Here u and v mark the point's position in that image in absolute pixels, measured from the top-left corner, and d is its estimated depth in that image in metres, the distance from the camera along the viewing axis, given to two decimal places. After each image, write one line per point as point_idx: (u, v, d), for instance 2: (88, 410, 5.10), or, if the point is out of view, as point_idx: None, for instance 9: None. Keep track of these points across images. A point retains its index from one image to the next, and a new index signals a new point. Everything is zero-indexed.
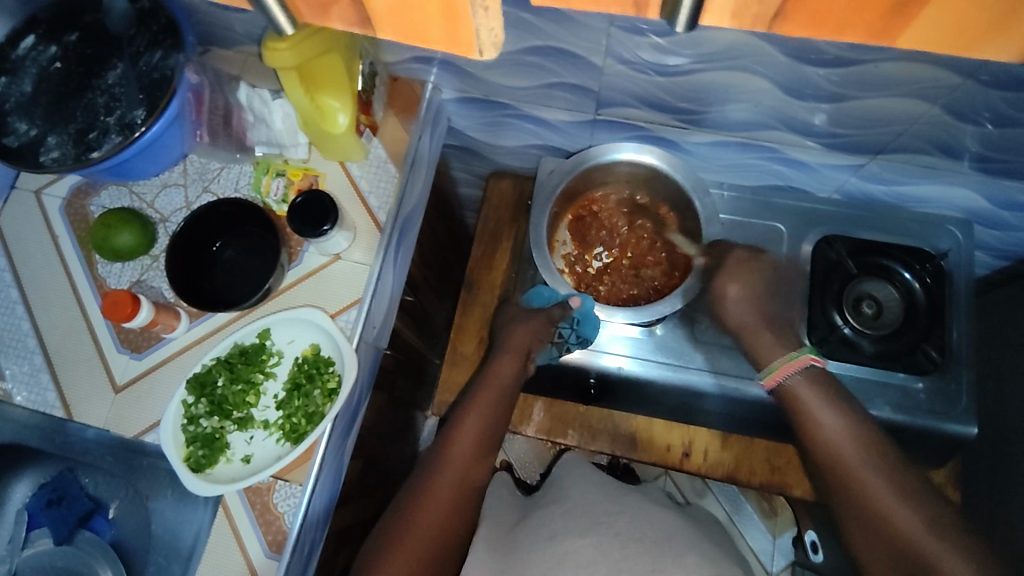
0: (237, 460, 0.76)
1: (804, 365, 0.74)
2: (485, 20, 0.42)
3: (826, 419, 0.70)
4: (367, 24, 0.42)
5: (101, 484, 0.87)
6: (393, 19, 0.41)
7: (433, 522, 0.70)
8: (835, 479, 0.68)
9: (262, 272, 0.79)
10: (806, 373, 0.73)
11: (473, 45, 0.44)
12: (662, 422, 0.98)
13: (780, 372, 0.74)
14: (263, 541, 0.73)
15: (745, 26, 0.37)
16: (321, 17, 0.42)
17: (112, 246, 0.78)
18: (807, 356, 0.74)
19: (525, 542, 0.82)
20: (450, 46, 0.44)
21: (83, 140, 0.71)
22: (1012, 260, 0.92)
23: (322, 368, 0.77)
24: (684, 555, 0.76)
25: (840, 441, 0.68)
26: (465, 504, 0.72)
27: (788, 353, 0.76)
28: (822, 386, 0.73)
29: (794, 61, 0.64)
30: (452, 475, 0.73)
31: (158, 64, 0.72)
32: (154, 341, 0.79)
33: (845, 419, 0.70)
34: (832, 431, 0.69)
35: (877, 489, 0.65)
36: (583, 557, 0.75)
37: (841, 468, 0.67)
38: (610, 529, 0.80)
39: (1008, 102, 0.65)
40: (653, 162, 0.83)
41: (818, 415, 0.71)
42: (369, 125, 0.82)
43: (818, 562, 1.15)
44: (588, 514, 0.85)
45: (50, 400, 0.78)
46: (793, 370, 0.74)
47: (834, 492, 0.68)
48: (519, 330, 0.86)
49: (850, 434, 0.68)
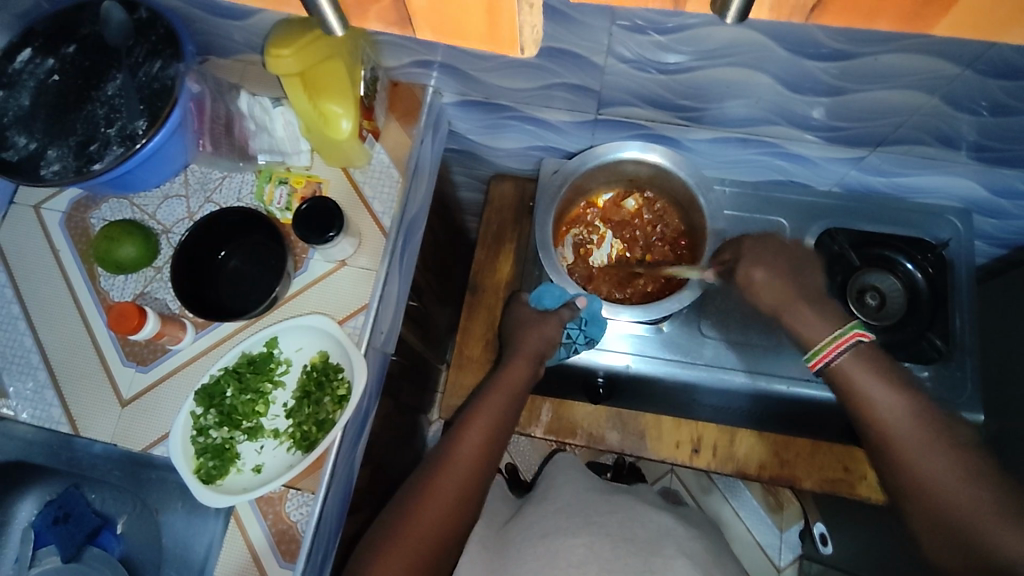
0: (247, 469, 0.75)
1: (850, 342, 0.68)
2: (531, 19, 0.38)
3: (909, 435, 0.64)
4: (406, 23, 0.39)
5: (108, 501, 0.87)
6: (430, 14, 0.38)
7: (436, 520, 0.69)
8: (920, 503, 0.62)
9: (268, 281, 0.79)
10: (853, 349, 0.68)
11: (515, 43, 0.40)
12: (671, 418, 0.97)
13: (826, 354, 0.69)
14: (275, 551, 0.73)
15: (782, 17, 0.34)
16: (357, 18, 0.39)
17: (114, 258, 0.77)
18: (854, 333, 0.69)
19: (517, 540, 0.82)
20: (491, 45, 0.40)
21: (84, 153, 0.70)
22: (1011, 248, 0.94)
23: (331, 376, 0.76)
24: (675, 556, 0.78)
25: (927, 460, 0.62)
26: (468, 504, 0.72)
27: (832, 333, 0.70)
28: (869, 358, 0.68)
29: (794, 56, 0.65)
30: (457, 475, 0.72)
31: (159, 74, 0.72)
32: (160, 353, 0.78)
33: (934, 429, 0.63)
34: (907, 434, 0.64)
35: (972, 504, 0.59)
36: (574, 557, 0.75)
37: (929, 490, 0.61)
38: (600, 528, 0.81)
39: (1005, 90, 0.66)
40: (657, 160, 0.84)
41: (868, 391, 0.66)
42: (372, 130, 0.82)
43: (828, 554, 1.18)
44: (581, 513, 0.84)
45: (55, 415, 0.77)
46: (839, 350, 0.69)
47: (912, 517, 0.63)
48: (531, 332, 0.85)
49: (938, 444, 0.62)
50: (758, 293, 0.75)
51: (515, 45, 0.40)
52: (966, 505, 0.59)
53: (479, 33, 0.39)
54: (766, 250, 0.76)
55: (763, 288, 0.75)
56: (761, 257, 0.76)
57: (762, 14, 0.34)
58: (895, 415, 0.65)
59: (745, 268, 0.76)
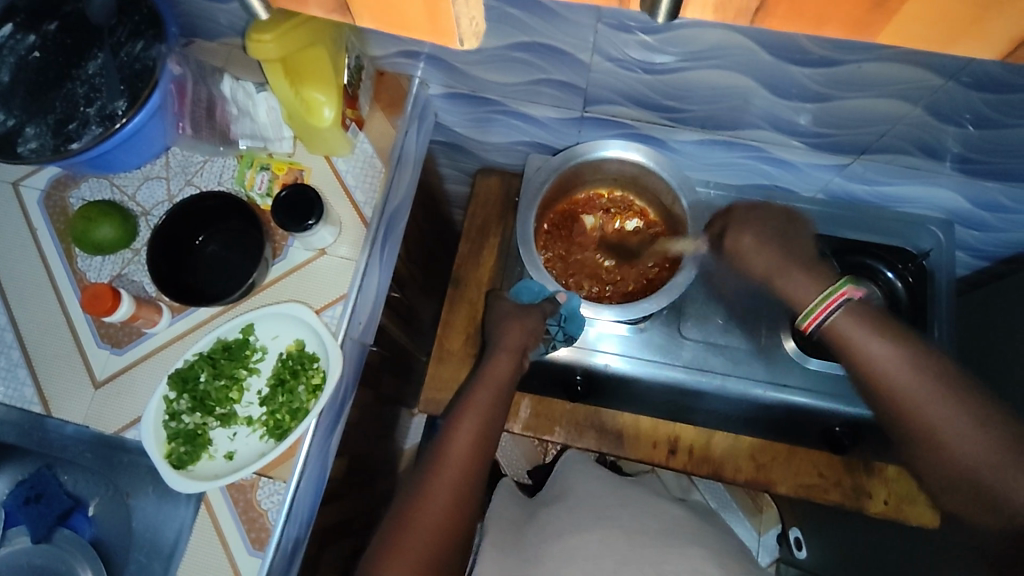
0: (219, 456, 0.75)
1: (842, 301, 0.60)
2: (468, 11, 0.40)
3: (938, 412, 0.55)
4: (346, 10, 0.41)
5: (81, 483, 0.86)
6: (374, 4, 0.40)
7: (433, 526, 0.66)
8: (961, 483, 0.54)
9: (245, 266, 0.78)
10: (845, 309, 0.60)
11: (454, 36, 0.43)
12: (649, 419, 0.97)
13: (818, 314, 0.61)
14: (246, 538, 0.72)
15: (727, 20, 0.36)
16: (296, 2, 0.41)
17: (91, 239, 0.76)
18: (844, 290, 0.61)
19: (531, 542, 0.75)
20: (432, 35, 0.42)
21: (62, 131, 0.69)
22: (992, 261, 0.94)
23: (307, 364, 0.76)
24: (688, 545, 0.68)
25: (968, 446, 0.53)
26: (464, 508, 0.68)
27: (823, 289, 0.62)
28: (868, 319, 0.59)
29: (779, 61, 0.64)
30: (450, 477, 0.69)
31: (140, 54, 0.71)
32: (136, 336, 0.78)
33: (950, 394, 0.55)
34: (921, 403, 0.55)
35: (1003, 470, 0.52)
36: (589, 552, 0.67)
37: (969, 474, 0.54)
38: (611, 522, 0.73)
39: (988, 104, 0.66)
40: (639, 159, 0.84)
41: (870, 356, 0.58)
42: (355, 119, 0.81)
43: (801, 559, 1.21)
44: (585, 511, 0.77)
45: (28, 395, 0.77)
46: (832, 307, 0.60)
47: (954, 497, 0.56)
48: (514, 326, 0.83)
49: (954, 407, 0.54)
50: (748, 261, 0.69)
51: (454, 35, 0.42)
52: (997, 472, 0.52)
53: (420, 22, 0.41)
54: (754, 214, 0.70)
55: (752, 255, 0.68)
56: (749, 222, 0.69)
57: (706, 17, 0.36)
58: (918, 389, 0.55)
59: (733, 236, 0.70)
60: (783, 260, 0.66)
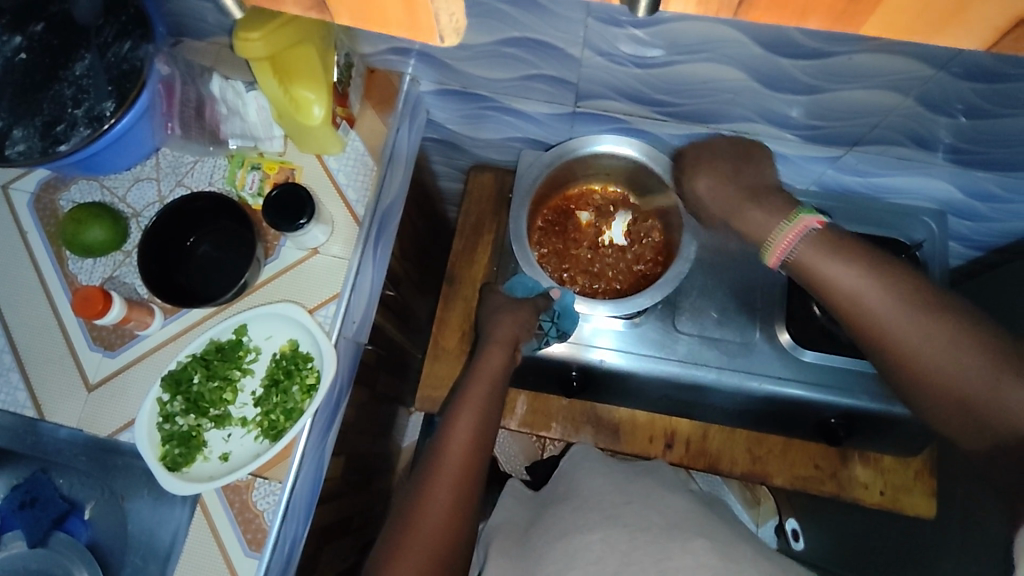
0: (214, 457, 0.75)
1: (804, 232, 0.57)
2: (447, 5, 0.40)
3: (926, 337, 0.52)
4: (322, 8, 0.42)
5: (77, 486, 0.86)
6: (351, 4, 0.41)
7: (435, 526, 0.66)
8: (943, 400, 0.52)
9: (238, 266, 0.78)
10: (809, 238, 0.57)
11: (433, 31, 0.43)
12: (646, 414, 1.00)
13: (780, 248, 0.58)
14: (242, 539, 0.72)
15: (712, 10, 0.37)
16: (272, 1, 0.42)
17: (82, 241, 0.76)
18: (804, 219, 0.58)
19: (536, 546, 0.74)
20: (410, 31, 0.43)
21: (49, 133, 0.69)
22: (984, 251, 0.95)
23: (300, 364, 0.76)
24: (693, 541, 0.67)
25: (947, 360, 0.51)
26: (465, 506, 0.68)
27: (784, 220, 0.59)
28: (835, 245, 0.56)
29: (769, 53, 0.64)
30: (449, 476, 0.68)
31: (128, 55, 0.70)
32: (128, 338, 0.78)
33: (927, 310, 0.52)
34: (898, 325, 0.52)
35: (985, 379, 0.50)
36: (592, 554, 0.66)
37: (951, 389, 0.51)
38: (615, 519, 0.71)
39: (979, 93, 0.65)
40: (631, 154, 0.83)
41: (841, 283, 0.54)
42: (346, 117, 0.80)
43: (798, 550, 1.21)
44: (589, 504, 0.76)
45: (21, 399, 0.77)
46: (791, 242, 0.57)
47: (936, 413, 0.54)
48: (506, 321, 0.83)
49: (932, 323, 0.52)
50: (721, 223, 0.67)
51: (434, 34, 0.43)
52: (976, 381, 0.50)
53: (398, 18, 0.41)
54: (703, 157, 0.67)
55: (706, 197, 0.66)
56: (701, 163, 0.67)
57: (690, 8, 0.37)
58: (902, 316, 0.52)
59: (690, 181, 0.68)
60: (739, 196, 0.63)
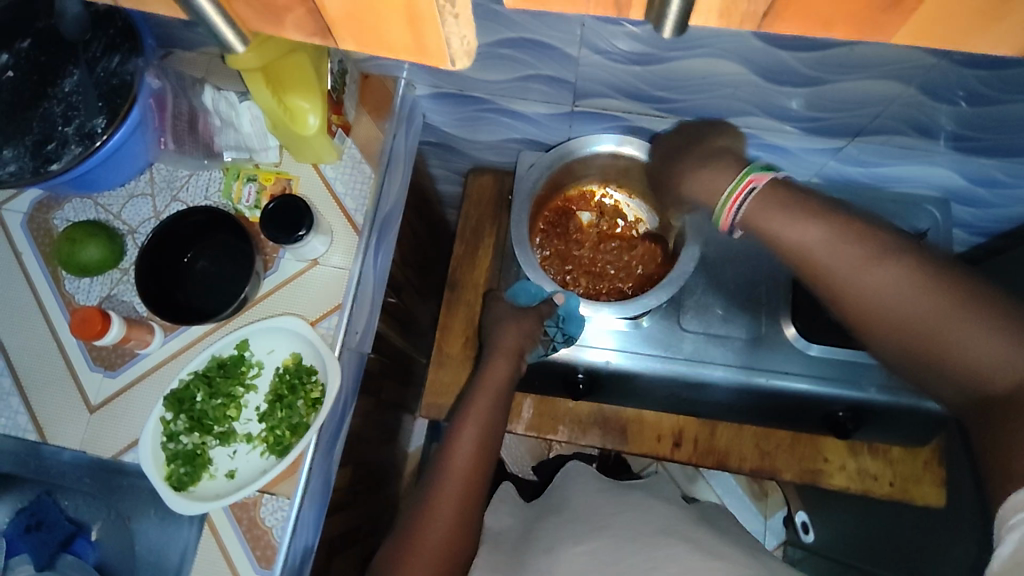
0: (220, 475, 0.73)
1: (748, 191, 0.58)
2: (458, 28, 0.39)
3: (880, 281, 0.51)
4: (326, 33, 0.39)
5: (82, 506, 0.85)
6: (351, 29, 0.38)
7: (438, 538, 0.65)
8: (901, 346, 0.51)
9: (236, 280, 0.77)
10: (754, 195, 0.58)
11: (442, 54, 0.41)
12: (652, 414, 1.00)
13: (729, 209, 0.59)
14: (252, 557, 0.71)
15: (733, 24, 0.34)
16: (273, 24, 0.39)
17: (78, 261, 0.75)
18: (749, 178, 0.59)
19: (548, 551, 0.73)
20: (419, 55, 0.41)
21: (40, 152, 0.66)
22: (989, 236, 0.94)
23: (304, 378, 0.75)
24: (708, 544, 0.66)
25: (899, 304, 0.50)
26: (469, 515, 0.67)
27: (732, 182, 0.60)
28: (787, 201, 0.56)
29: (769, 46, 0.63)
30: (453, 487, 0.67)
31: (117, 69, 0.68)
32: (129, 357, 0.77)
33: (879, 256, 0.52)
34: (848, 272, 0.52)
35: (938, 321, 0.49)
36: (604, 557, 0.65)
37: (906, 333, 0.50)
38: (627, 522, 0.70)
39: (982, 80, 0.64)
40: (633, 152, 0.82)
41: (795, 238, 0.55)
42: (341, 125, 0.79)
43: (808, 541, 1.22)
44: (596, 512, 0.76)
45: (22, 423, 0.75)
46: (738, 202, 0.59)
47: (900, 362, 0.52)
48: (511, 329, 0.82)
49: (883, 268, 0.51)
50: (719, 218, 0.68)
51: (444, 57, 0.41)
52: (931, 323, 0.49)
53: (404, 42, 0.39)
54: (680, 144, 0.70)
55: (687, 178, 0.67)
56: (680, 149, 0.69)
57: (711, 22, 0.34)
58: (848, 261, 0.52)
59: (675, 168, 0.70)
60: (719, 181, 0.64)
